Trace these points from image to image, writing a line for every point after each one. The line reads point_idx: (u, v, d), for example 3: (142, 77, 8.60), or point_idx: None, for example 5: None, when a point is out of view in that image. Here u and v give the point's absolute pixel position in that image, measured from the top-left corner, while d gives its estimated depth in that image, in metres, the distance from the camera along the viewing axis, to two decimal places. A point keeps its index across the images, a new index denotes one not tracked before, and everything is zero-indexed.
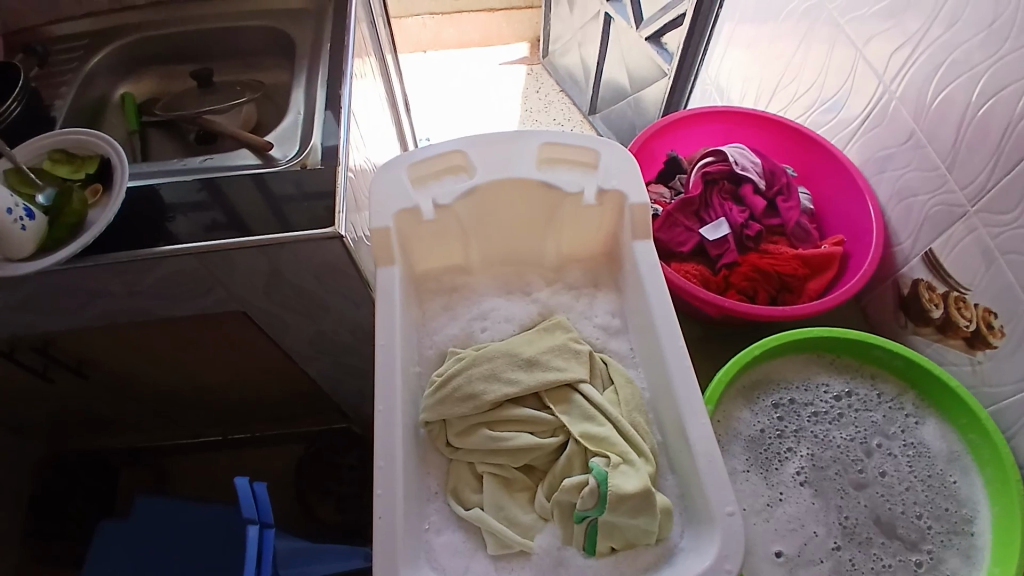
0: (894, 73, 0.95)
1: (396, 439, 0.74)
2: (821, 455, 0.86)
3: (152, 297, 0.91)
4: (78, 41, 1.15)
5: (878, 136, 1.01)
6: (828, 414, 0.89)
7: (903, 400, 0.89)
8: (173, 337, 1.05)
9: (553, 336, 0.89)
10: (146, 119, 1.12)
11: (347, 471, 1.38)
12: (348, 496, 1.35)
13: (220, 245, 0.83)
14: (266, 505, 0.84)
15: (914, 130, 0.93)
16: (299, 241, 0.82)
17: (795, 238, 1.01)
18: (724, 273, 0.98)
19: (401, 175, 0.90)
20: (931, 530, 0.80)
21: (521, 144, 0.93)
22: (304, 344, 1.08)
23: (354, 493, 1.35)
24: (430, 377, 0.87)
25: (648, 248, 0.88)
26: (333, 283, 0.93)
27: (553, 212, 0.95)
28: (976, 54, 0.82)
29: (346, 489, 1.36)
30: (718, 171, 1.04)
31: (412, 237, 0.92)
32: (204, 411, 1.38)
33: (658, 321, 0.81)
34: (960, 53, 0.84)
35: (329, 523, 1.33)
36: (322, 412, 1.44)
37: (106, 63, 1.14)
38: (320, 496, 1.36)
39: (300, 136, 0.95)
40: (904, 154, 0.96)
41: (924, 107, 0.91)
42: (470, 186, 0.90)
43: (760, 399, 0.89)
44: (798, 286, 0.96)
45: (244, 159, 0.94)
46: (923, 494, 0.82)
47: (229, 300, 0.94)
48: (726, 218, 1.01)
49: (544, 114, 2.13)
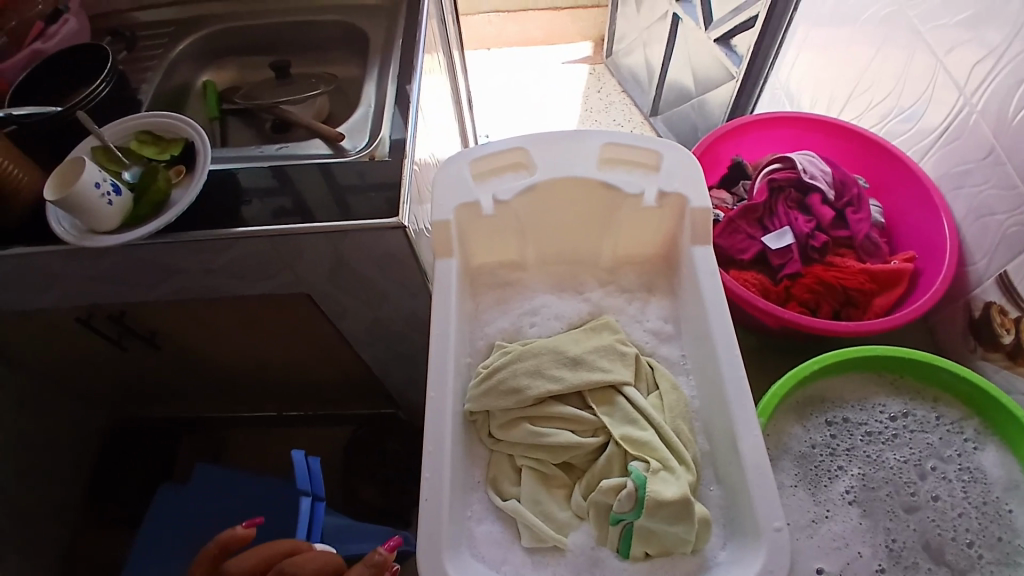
0: (974, 86, 0.90)
1: (445, 426, 0.77)
2: (872, 475, 0.82)
3: (222, 275, 0.96)
4: (169, 32, 1.22)
5: (957, 150, 0.96)
6: (883, 433, 0.85)
7: (963, 424, 0.84)
8: (238, 314, 1.11)
9: (600, 338, 0.89)
10: (227, 107, 1.18)
11: (392, 455, 1.42)
12: (391, 481, 1.38)
13: (288, 230, 0.87)
14: (318, 478, 0.88)
15: (994, 146, 0.88)
16: (362, 229, 0.86)
17: (863, 251, 0.96)
18: (785, 284, 0.95)
19: (463, 170, 0.92)
20: (983, 559, 0.76)
21: (581, 143, 0.93)
22: (359, 329, 1.11)
23: (397, 478, 1.39)
24: (476, 368, 0.89)
25: (707, 253, 0.87)
26: (391, 272, 0.96)
27: (610, 214, 0.95)
28: None
29: (389, 474, 1.39)
30: (784, 179, 1.01)
31: (469, 231, 0.94)
32: (261, 388, 1.44)
33: (712, 328, 0.80)
34: None
35: (372, 505, 1.37)
36: (371, 396, 1.49)
37: (190, 51, 1.22)
38: (365, 479, 1.40)
39: (370, 129, 0.99)
40: (984, 170, 0.91)
41: (1005, 123, 0.86)
42: (530, 183, 0.91)
43: (812, 416, 0.86)
44: (864, 302, 0.92)
45: (314, 149, 0.99)
46: (976, 521, 0.78)
47: (294, 284, 0.98)
48: (790, 227, 0.97)
49: (605, 114, 2.11)
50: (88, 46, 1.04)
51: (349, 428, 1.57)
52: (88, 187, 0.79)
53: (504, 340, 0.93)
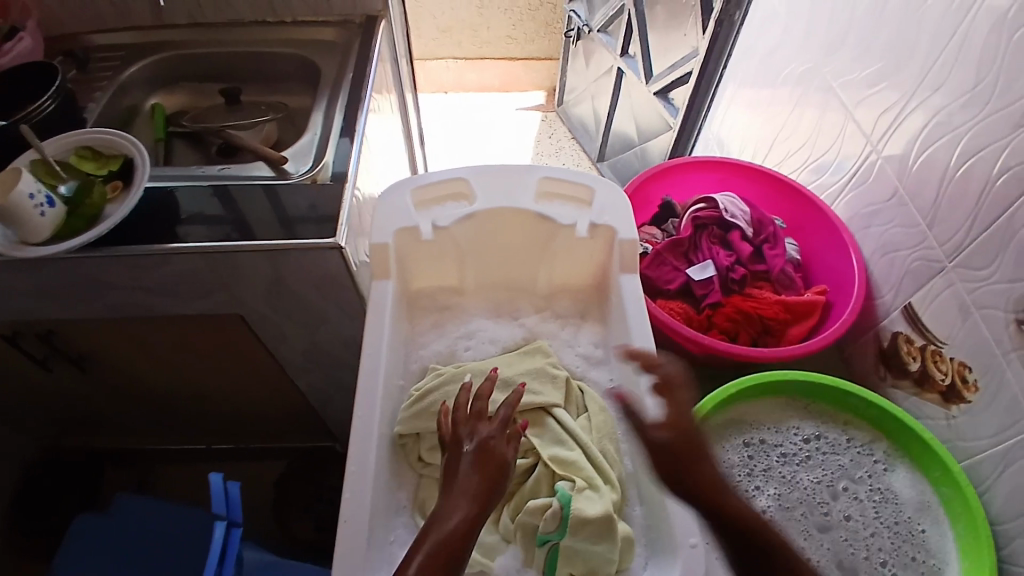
0: (881, 134, 1.00)
1: (370, 446, 0.78)
2: (788, 495, 0.86)
3: (154, 293, 0.95)
4: (121, 54, 1.23)
5: (864, 193, 1.06)
6: (797, 455, 0.89)
7: (873, 446, 0.89)
8: (168, 336, 1.08)
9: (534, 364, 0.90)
10: (173, 129, 1.18)
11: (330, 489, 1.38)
12: (327, 514, 1.34)
13: (223, 247, 0.87)
14: (236, 504, 0.85)
15: (897, 189, 0.98)
16: (299, 249, 0.86)
17: (779, 284, 1.03)
18: (707, 313, 0.99)
19: (406, 196, 0.96)
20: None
21: (522, 177, 0.99)
22: (298, 354, 1.11)
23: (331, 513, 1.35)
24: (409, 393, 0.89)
25: (633, 281, 0.93)
26: (330, 294, 0.96)
27: (547, 244, 0.99)
28: (957, 116, 0.86)
29: (325, 507, 1.36)
30: (708, 216, 1.07)
31: (409, 256, 0.97)
32: (195, 418, 1.39)
33: (637, 354, 0.85)
34: (942, 116, 0.89)
35: (304, 541, 1.32)
36: (311, 428, 1.46)
37: (142, 74, 1.22)
38: (298, 514, 1.35)
39: (314, 154, 1.01)
40: (889, 210, 1.00)
41: (908, 166, 0.95)
42: (470, 212, 0.95)
43: (732, 436, 0.89)
44: (779, 331, 0.97)
45: (257, 171, 1.00)
46: (890, 540, 0.83)
47: (229, 304, 0.97)
48: (712, 260, 1.03)
49: (555, 158, 2.21)
50: (37, 64, 1.05)
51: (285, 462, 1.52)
52: (20, 197, 0.78)
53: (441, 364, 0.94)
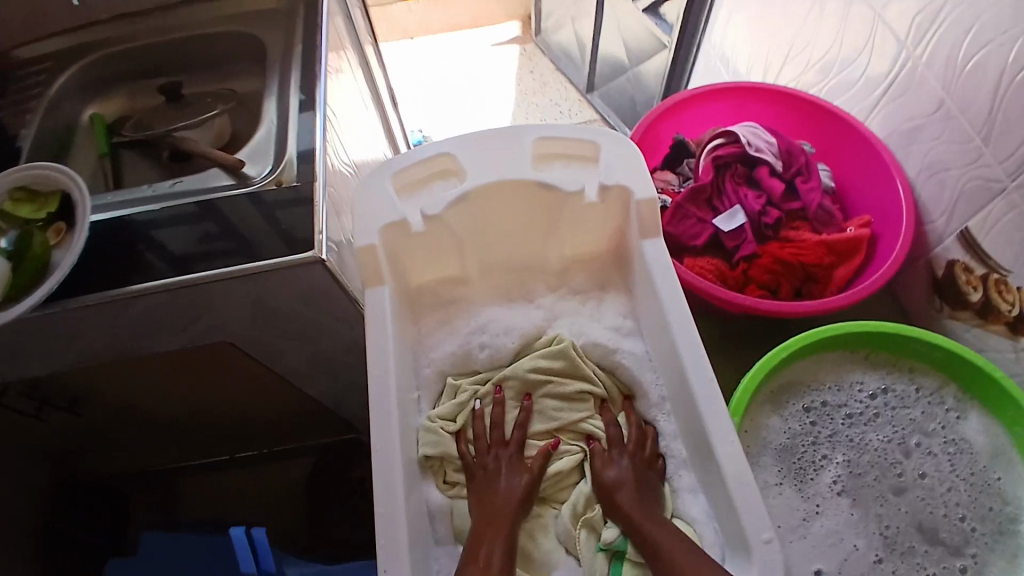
0: (918, 38, 0.87)
1: (396, 480, 0.71)
2: (857, 461, 0.79)
3: (129, 335, 0.85)
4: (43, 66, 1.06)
5: (902, 106, 0.94)
6: (863, 414, 0.81)
7: (943, 393, 0.81)
8: (158, 369, 0.98)
9: (565, 368, 0.85)
10: (117, 141, 1.05)
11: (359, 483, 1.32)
12: (362, 510, 1.28)
13: (192, 279, 0.77)
14: None
15: (944, 101, 0.87)
16: (276, 270, 0.76)
17: (818, 222, 0.92)
18: (742, 267, 0.89)
19: (385, 184, 0.84)
20: (976, 532, 0.74)
21: (514, 141, 0.86)
22: (299, 367, 1.02)
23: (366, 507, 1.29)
24: (427, 414, 0.82)
25: (658, 246, 0.82)
26: (321, 307, 0.86)
27: (554, 214, 0.88)
28: (1006, 19, 0.76)
29: (360, 501, 1.30)
30: (728, 153, 0.95)
31: (399, 252, 0.86)
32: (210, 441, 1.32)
33: (673, 328, 0.76)
34: (986, 19, 0.78)
35: (343, 539, 1.27)
36: (328, 424, 1.30)
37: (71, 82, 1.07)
38: (332, 513, 1.28)
39: (273, 152, 0.88)
40: (934, 125, 0.90)
41: (955, 74, 0.84)
42: (461, 192, 0.84)
43: (789, 404, 0.81)
44: (824, 277, 0.88)
45: (215, 179, 0.87)
46: (967, 494, 0.76)
47: (212, 333, 0.87)
48: (741, 205, 0.91)
49: (541, 95, 2.00)
50: None
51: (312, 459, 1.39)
52: None
53: (460, 374, 0.88)
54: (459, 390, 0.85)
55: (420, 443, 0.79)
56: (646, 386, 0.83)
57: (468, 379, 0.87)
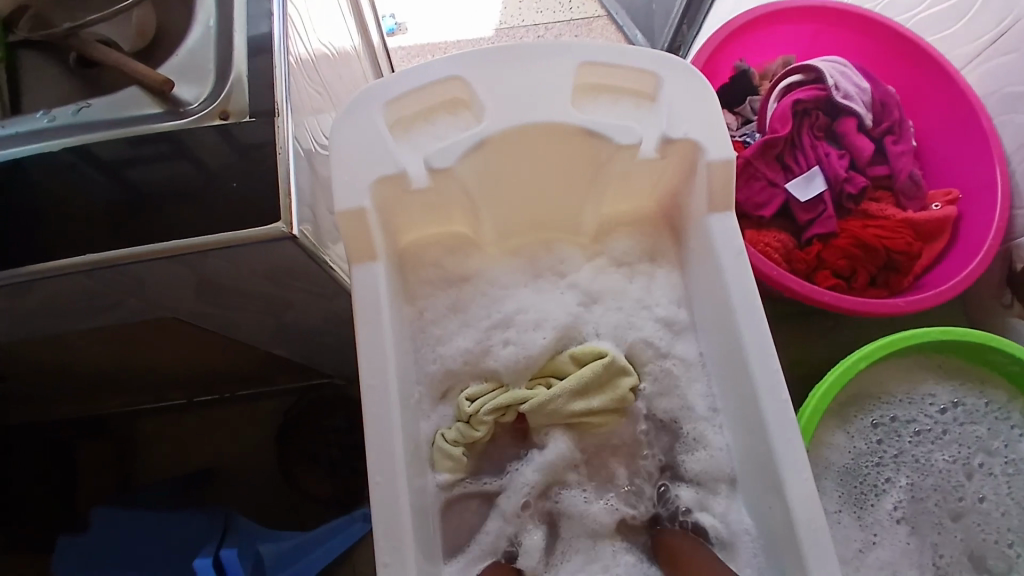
0: None
1: (402, 523, 0.57)
2: (921, 485, 0.71)
3: (43, 314, 0.65)
4: None
5: (1012, 64, 0.75)
6: (931, 432, 0.73)
7: (1011, 408, 0.74)
8: (79, 339, 0.78)
9: (603, 389, 0.69)
10: (14, 40, 0.75)
11: (335, 434, 1.11)
12: (338, 463, 1.10)
13: (114, 256, 0.57)
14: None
15: None
16: (224, 247, 0.57)
17: (902, 195, 0.77)
18: (815, 247, 0.75)
19: (374, 121, 0.63)
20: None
21: (548, 67, 0.64)
22: (265, 335, 0.83)
23: (347, 459, 1.10)
24: (438, 433, 0.68)
25: (727, 222, 0.65)
26: (293, 281, 0.66)
27: (596, 169, 0.69)
28: None
29: (337, 454, 1.10)
30: (810, 97, 0.76)
31: (393, 210, 0.67)
32: (165, 401, 1.16)
33: (742, 331, 0.62)
34: None
35: (320, 496, 1.10)
36: (291, 372, 1.09)
37: None
38: (305, 464, 1.11)
39: (214, 67, 0.63)
40: None
41: None
42: (478, 138, 0.63)
43: (855, 418, 0.73)
44: (907, 265, 0.73)
45: (137, 102, 0.63)
46: (1021, 521, 0.71)
47: (152, 310, 0.67)
48: (820, 167, 0.75)
49: None
50: None
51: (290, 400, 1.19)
52: None
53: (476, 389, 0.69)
54: (474, 418, 0.68)
55: (435, 468, 0.67)
56: (692, 401, 0.70)
57: (481, 395, 0.69)
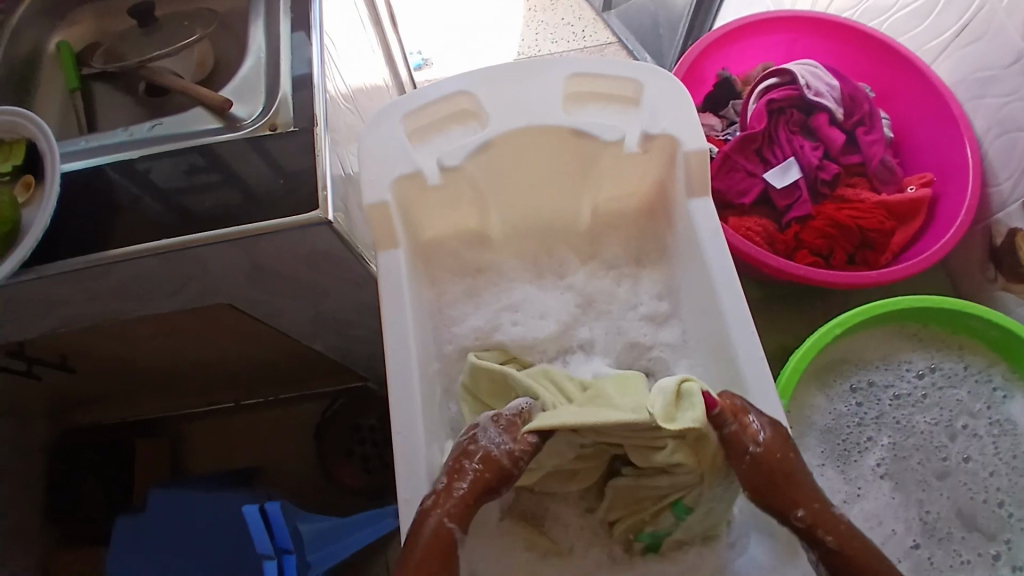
0: None
1: (420, 468, 0.64)
2: (902, 444, 0.77)
3: (120, 298, 0.77)
4: None
5: (976, 53, 0.82)
6: (911, 395, 0.79)
7: (991, 371, 0.79)
8: (148, 326, 0.90)
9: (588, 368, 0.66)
10: (87, 71, 0.91)
11: (368, 432, 1.20)
12: (370, 458, 1.19)
13: (181, 241, 0.68)
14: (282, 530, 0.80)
15: None
16: (271, 232, 0.68)
17: (877, 179, 0.85)
18: (794, 229, 0.83)
19: (394, 128, 0.74)
20: (1016, 518, 0.73)
21: (544, 78, 0.75)
22: (304, 326, 0.93)
23: (378, 454, 1.19)
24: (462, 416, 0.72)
25: (706, 206, 0.73)
26: (328, 268, 0.77)
27: (589, 167, 0.79)
28: None
29: (368, 450, 1.20)
30: (784, 97, 0.86)
31: (412, 206, 0.77)
32: (214, 404, 1.27)
33: (720, 297, 0.68)
34: None
35: (353, 487, 1.19)
36: (331, 371, 1.18)
37: (35, 9, 0.90)
38: (339, 456, 1.20)
39: (265, 90, 0.76)
40: (1010, 80, 0.78)
41: None
42: (483, 140, 0.73)
43: (835, 383, 0.79)
44: (882, 242, 0.82)
45: (199, 122, 0.77)
46: (1007, 479, 0.74)
47: (211, 295, 0.79)
48: (796, 158, 0.84)
49: (550, 12, 1.76)
50: None
51: (325, 404, 1.29)
52: None
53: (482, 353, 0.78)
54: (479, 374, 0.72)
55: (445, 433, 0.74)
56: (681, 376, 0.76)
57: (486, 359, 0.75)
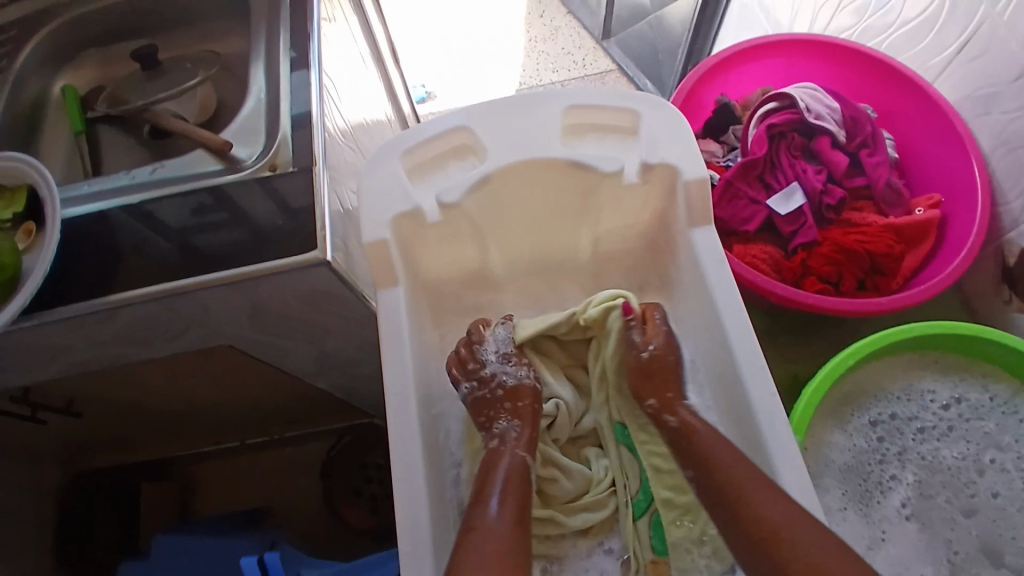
0: None
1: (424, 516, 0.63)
2: (927, 481, 0.74)
3: (121, 343, 0.77)
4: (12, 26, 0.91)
5: (979, 69, 0.81)
6: (934, 428, 0.77)
7: (1019, 401, 0.76)
8: (152, 368, 0.89)
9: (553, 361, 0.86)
10: (91, 116, 0.92)
11: (375, 469, 1.18)
12: (380, 496, 1.17)
13: (180, 286, 0.68)
14: None
15: None
16: (271, 274, 0.67)
17: (883, 202, 0.84)
18: (800, 256, 0.82)
19: (393, 165, 0.74)
20: None
21: (541, 111, 0.74)
22: (307, 366, 0.92)
23: (386, 493, 1.17)
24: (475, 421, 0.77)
25: (709, 236, 0.71)
26: (329, 307, 0.76)
27: (588, 199, 0.78)
28: None
29: (376, 488, 1.18)
30: (783, 121, 0.86)
31: (412, 244, 0.76)
32: (222, 444, 1.26)
33: (728, 329, 0.67)
34: None
35: (361, 527, 1.17)
36: (337, 408, 1.17)
37: (41, 55, 0.91)
38: (348, 495, 1.18)
39: (265, 131, 0.77)
40: (1015, 95, 0.76)
41: None
42: (482, 175, 0.73)
43: (854, 418, 0.77)
44: (892, 267, 0.80)
45: (200, 164, 0.77)
46: None
47: (212, 337, 0.78)
48: (799, 183, 0.83)
49: (550, 43, 1.78)
50: None
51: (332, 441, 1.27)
52: None
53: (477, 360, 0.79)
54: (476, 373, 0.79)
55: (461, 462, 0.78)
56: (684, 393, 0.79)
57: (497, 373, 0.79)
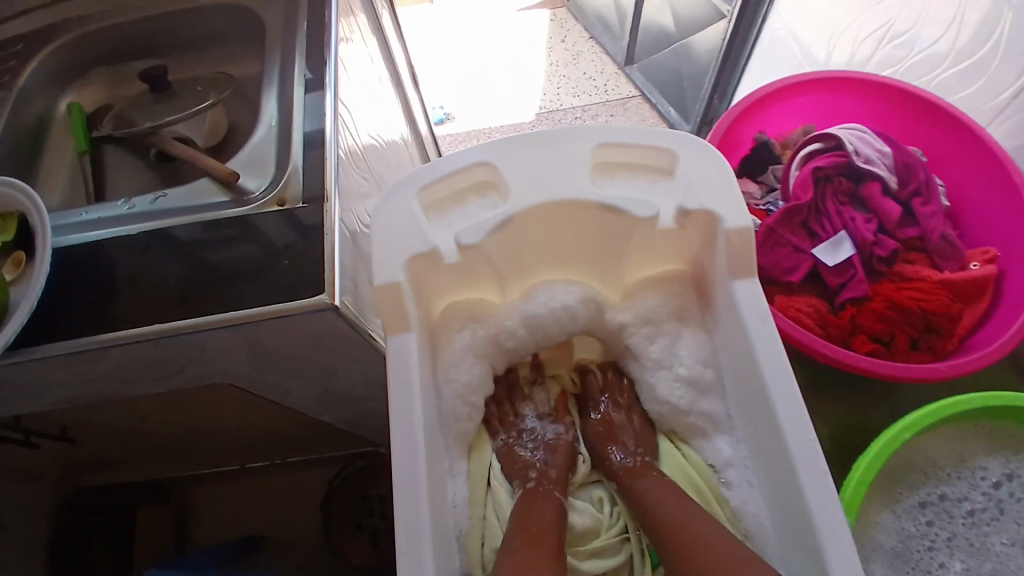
0: None
1: None
2: (978, 570, 0.71)
3: (112, 380, 0.71)
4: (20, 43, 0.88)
5: None
6: (985, 510, 0.74)
7: None
8: (146, 401, 0.84)
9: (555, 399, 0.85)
10: (97, 135, 0.88)
11: (378, 502, 1.11)
12: (382, 531, 1.11)
13: (174, 328, 0.62)
14: None
15: None
16: (272, 318, 0.62)
17: (936, 254, 0.78)
18: (849, 311, 0.77)
19: (409, 201, 0.68)
20: None
21: (569, 147, 0.69)
22: (310, 403, 0.87)
23: (388, 528, 1.11)
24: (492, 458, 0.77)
25: (751, 288, 0.65)
26: (335, 350, 0.71)
27: (618, 242, 0.73)
28: None
29: (378, 522, 1.11)
30: (830, 164, 0.81)
31: (427, 286, 0.71)
32: (220, 466, 1.18)
33: (772, 395, 0.61)
34: None
35: (361, 565, 1.10)
36: (339, 439, 1.10)
37: (47, 72, 0.88)
38: (350, 530, 1.12)
39: (276, 162, 0.72)
40: None
41: None
42: (504, 216, 0.68)
43: (903, 498, 0.74)
44: (948, 326, 0.74)
45: (206, 194, 0.72)
46: None
47: (209, 375, 0.73)
48: (847, 231, 0.78)
49: (571, 67, 1.74)
50: None
51: (336, 469, 1.19)
52: None
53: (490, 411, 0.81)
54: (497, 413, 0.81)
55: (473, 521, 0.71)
56: (718, 447, 0.73)
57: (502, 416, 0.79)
